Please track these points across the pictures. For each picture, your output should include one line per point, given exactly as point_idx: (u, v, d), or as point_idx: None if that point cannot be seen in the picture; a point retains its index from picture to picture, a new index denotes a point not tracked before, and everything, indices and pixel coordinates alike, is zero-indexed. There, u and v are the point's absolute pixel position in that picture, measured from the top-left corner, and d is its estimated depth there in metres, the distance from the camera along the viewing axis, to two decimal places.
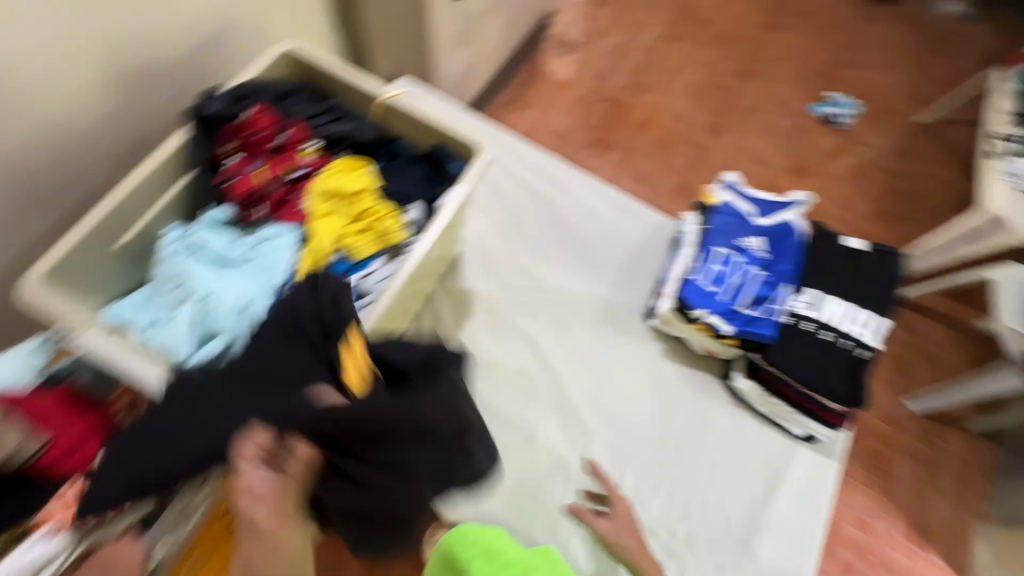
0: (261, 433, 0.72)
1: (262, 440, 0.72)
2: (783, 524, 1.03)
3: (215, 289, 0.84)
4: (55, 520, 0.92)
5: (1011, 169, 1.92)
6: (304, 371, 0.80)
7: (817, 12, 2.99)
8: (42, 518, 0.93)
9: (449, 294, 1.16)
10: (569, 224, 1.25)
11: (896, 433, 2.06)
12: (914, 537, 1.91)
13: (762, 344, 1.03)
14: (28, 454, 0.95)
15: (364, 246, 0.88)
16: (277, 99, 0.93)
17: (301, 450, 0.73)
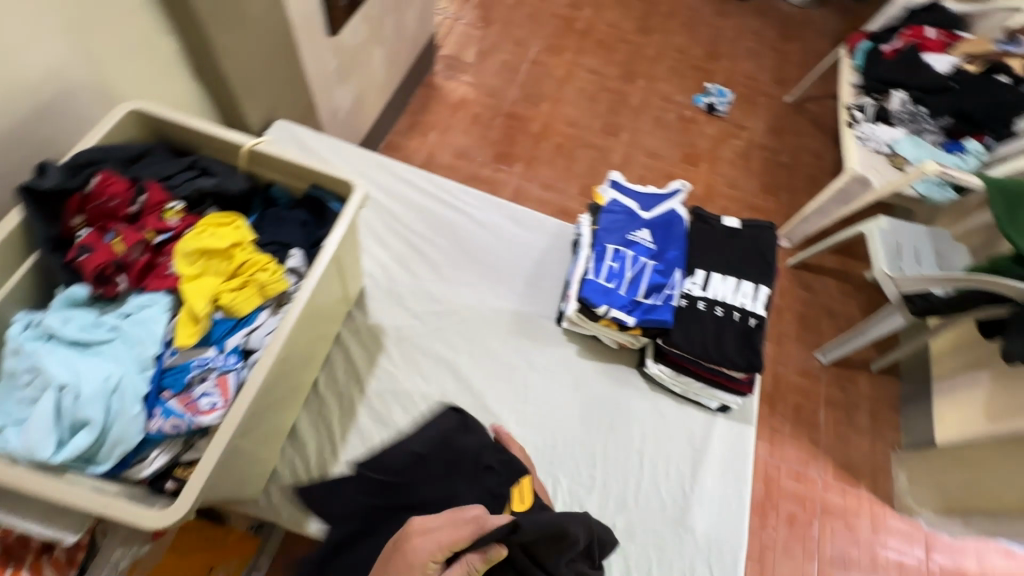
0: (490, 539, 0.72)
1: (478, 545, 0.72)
2: (712, 495, 1.09)
3: (84, 375, 0.70)
4: None
5: (863, 134, 2.16)
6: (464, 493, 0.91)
7: (683, 13, 3.24)
8: None
9: (358, 333, 1.14)
10: (463, 242, 1.28)
11: (812, 385, 2.23)
12: (843, 477, 2.07)
13: (665, 329, 1.08)
14: None
15: (245, 302, 0.80)
16: (127, 161, 0.87)
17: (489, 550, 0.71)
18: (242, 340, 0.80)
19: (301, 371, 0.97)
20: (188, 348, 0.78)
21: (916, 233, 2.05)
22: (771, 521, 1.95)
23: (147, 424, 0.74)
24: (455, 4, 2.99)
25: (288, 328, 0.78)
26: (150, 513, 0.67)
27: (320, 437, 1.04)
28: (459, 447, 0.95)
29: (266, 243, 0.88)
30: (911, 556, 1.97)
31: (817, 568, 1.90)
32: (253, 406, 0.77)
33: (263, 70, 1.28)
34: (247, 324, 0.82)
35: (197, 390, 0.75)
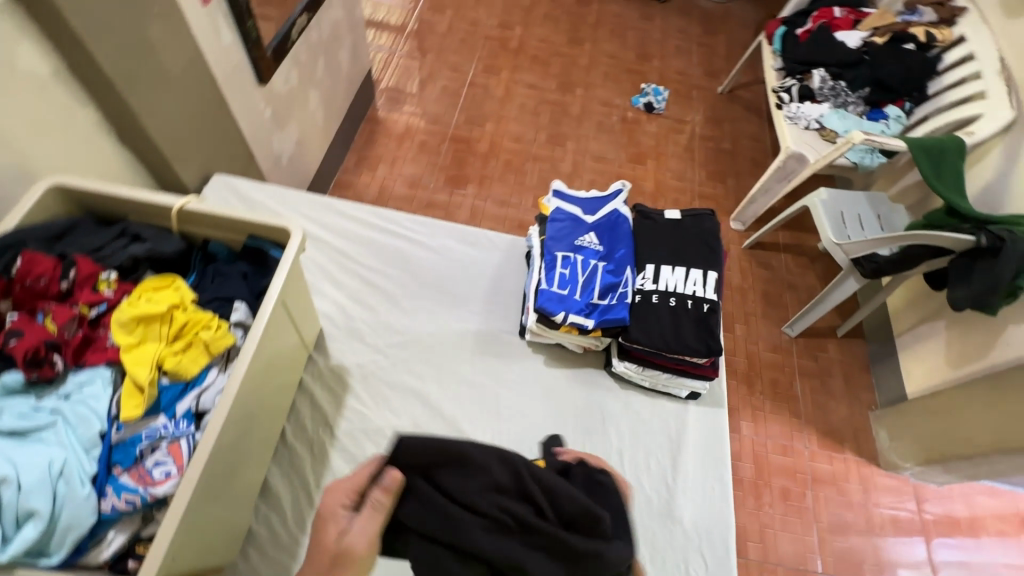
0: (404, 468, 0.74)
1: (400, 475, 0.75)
2: (695, 482, 1.09)
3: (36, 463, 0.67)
4: None
5: (792, 114, 2.26)
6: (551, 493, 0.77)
7: (610, 21, 3.36)
8: None
9: (322, 376, 1.13)
10: (415, 270, 1.28)
11: (785, 359, 2.28)
12: (828, 443, 2.11)
13: (623, 326, 1.11)
14: None
15: (190, 363, 0.79)
16: (54, 237, 0.86)
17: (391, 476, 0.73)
18: (192, 403, 0.79)
19: (265, 424, 0.95)
20: (136, 419, 0.76)
21: (856, 200, 2.15)
22: (766, 499, 1.97)
23: (101, 504, 0.71)
24: (388, 38, 3.03)
25: (237, 382, 0.77)
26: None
27: (294, 489, 1.01)
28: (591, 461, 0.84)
29: (207, 300, 0.87)
30: (904, 511, 2.01)
31: (817, 538, 1.92)
32: (211, 469, 0.76)
33: (193, 128, 1.27)
34: (195, 385, 0.80)
35: (150, 461, 0.73)
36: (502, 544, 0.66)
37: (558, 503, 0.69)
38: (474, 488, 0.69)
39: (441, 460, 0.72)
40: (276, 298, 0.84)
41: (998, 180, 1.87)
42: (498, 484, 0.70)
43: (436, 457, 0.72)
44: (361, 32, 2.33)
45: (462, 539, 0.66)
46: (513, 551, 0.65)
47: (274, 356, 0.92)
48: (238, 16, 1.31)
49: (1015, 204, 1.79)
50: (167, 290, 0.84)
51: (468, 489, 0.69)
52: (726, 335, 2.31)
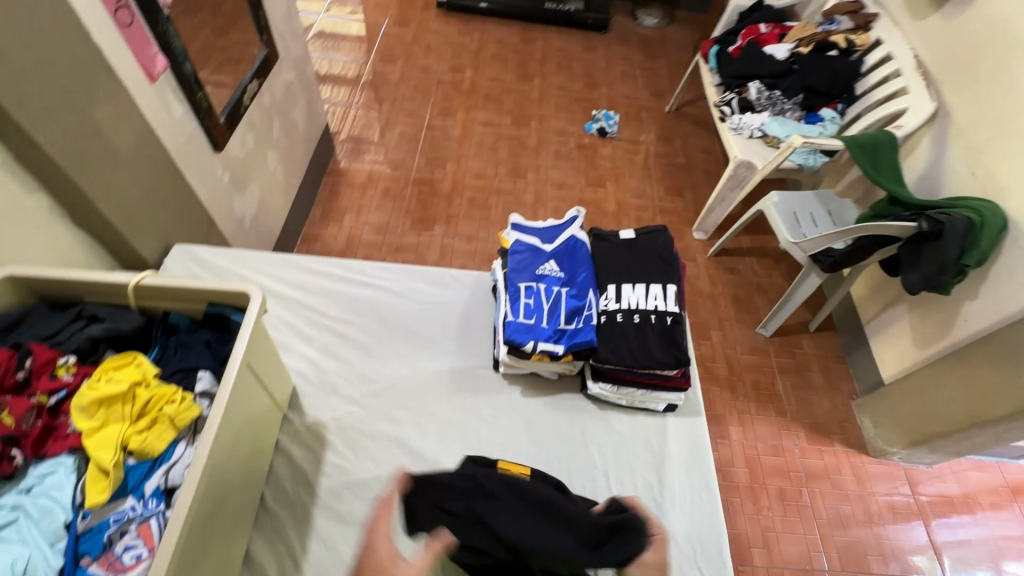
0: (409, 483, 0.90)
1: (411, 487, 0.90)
2: (684, 496, 1.10)
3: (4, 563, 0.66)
4: None
5: (735, 125, 2.38)
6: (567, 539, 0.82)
7: (555, 55, 3.51)
8: None
9: (298, 435, 1.11)
10: (382, 316, 1.29)
11: (763, 359, 2.33)
12: (816, 438, 2.14)
13: (592, 348, 1.13)
14: None
15: (155, 440, 0.78)
16: (7, 328, 0.84)
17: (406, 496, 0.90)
18: (160, 481, 0.77)
19: (243, 493, 0.93)
20: (102, 504, 0.74)
21: (807, 199, 2.24)
22: (764, 502, 1.97)
23: None
24: (343, 92, 3.11)
25: (205, 453, 0.76)
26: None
27: (278, 557, 0.98)
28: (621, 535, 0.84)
29: (170, 373, 0.86)
30: (899, 496, 2.03)
31: (819, 535, 1.92)
32: (185, 547, 0.74)
33: (147, 202, 1.28)
34: (163, 462, 0.79)
35: (119, 546, 0.72)
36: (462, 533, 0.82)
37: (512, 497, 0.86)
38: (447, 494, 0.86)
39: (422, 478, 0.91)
40: (240, 362, 0.84)
41: (931, 167, 1.98)
42: (465, 488, 0.87)
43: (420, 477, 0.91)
44: (314, 90, 2.39)
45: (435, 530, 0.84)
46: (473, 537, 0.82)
47: (246, 422, 0.91)
48: (187, 89, 1.34)
49: (950, 187, 1.89)
50: (128, 368, 0.83)
51: (444, 499, 0.87)
52: (703, 343, 2.34)
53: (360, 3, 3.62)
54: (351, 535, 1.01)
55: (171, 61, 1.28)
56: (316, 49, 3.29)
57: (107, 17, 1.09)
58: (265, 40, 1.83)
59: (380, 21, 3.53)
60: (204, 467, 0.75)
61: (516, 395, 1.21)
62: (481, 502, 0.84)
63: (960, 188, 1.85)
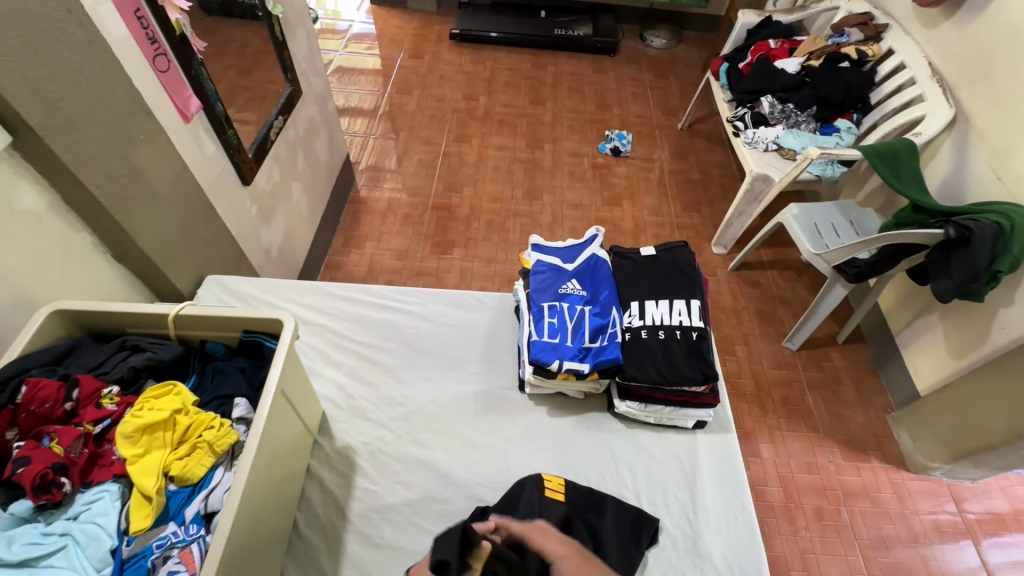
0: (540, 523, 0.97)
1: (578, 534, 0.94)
2: (719, 517, 1.07)
3: None
4: None
5: (749, 139, 2.38)
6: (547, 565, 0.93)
7: (566, 78, 3.58)
8: None
9: (329, 460, 1.12)
10: (408, 339, 1.31)
11: (791, 373, 2.28)
12: (852, 454, 2.07)
13: (618, 366, 1.13)
14: None
15: (196, 466, 0.80)
16: (55, 360, 0.88)
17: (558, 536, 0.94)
18: (201, 506, 0.79)
19: (277, 518, 0.94)
20: (146, 529, 0.76)
21: (827, 210, 2.22)
22: (801, 523, 1.90)
23: None
24: (362, 123, 3.21)
25: (243, 480, 0.78)
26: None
27: None
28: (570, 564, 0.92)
29: (208, 399, 0.89)
30: (945, 514, 1.94)
31: (862, 557, 1.84)
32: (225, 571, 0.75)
33: (181, 235, 1.33)
34: (203, 487, 0.81)
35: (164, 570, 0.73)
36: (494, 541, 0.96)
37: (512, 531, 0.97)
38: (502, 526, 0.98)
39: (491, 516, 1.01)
40: (275, 388, 0.86)
41: (954, 173, 1.95)
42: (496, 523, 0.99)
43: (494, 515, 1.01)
44: (335, 123, 2.48)
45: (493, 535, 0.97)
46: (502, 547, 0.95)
47: (279, 446, 0.93)
48: (218, 127, 1.41)
49: (975, 193, 1.86)
50: (167, 396, 0.86)
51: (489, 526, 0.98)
52: (728, 358, 2.31)
53: (376, 38, 3.77)
54: (383, 560, 1.01)
55: (204, 103, 1.35)
56: (335, 84, 3.42)
57: (145, 63, 1.16)
58: (289, 79, 1.92)
59: (395, 55, 3.66)
60: (241, 493, 0.76)
61: (542, 415, 1.21)
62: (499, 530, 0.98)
63: (986, 192, 1.82)
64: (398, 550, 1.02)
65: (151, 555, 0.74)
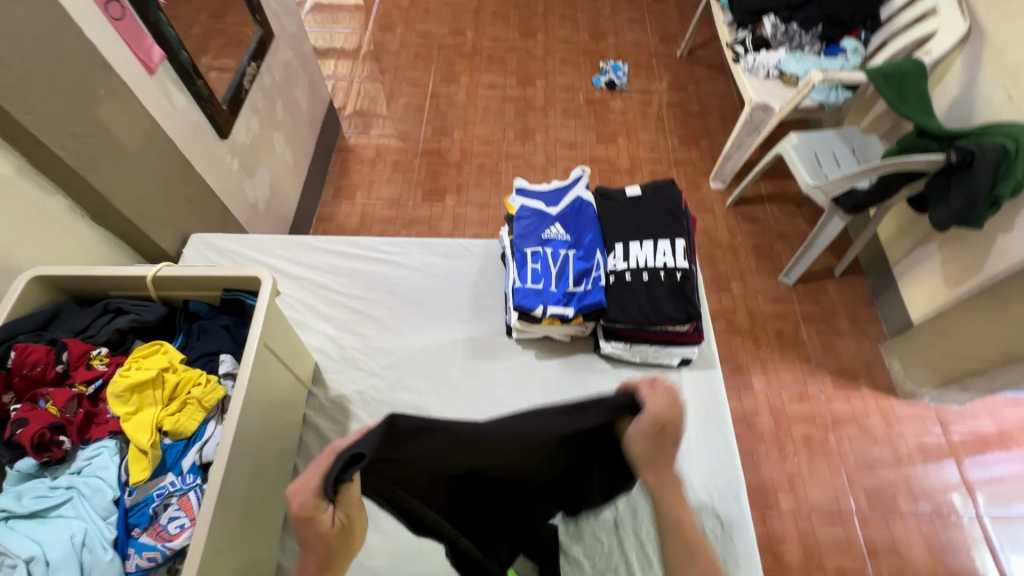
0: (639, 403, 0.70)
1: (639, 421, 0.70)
2: (701, 448, 1.12)
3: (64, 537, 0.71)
4: None
5: (749, 66, 2.24)
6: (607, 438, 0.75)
7: (558, 6, 3.36)
8: None
9: (324, 408, 1.16)
10: (394, 290, 1.32)
11: (786, 307, 2.29)
12: (843, 383, 2.11)
13: (602, 309, 1.14)
14: None
15: (188, 420, 0.83)
16: (41, 326, 0.89)
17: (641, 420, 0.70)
18: (196, 457, 0.82)
19: (277, 464, 0.99)
20: (146, 480, 0.79)
21: (827, 138, 2.14)
22: (790, 448, 1.98)
23: (126, 565, 0.74)
24: (345, 66, 3.07)
25: (235, 431, 0.81)
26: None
27: None
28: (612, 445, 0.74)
29: (195, 357, 0.91)
30: (931, 436, 2.00)
31: (847, 477, 1.93)
32: (224, 513, 0.79)
33: (161, 193, 1.32)
34: (197, 440, 0.84)
35: (165, 517, 0.77)
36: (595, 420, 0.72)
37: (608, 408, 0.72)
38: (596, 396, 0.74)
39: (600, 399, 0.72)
40: (259, 344, 0.88)
41: (964, 94, 1.85)
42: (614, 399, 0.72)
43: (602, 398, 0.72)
44: (314, 67, 2.37)
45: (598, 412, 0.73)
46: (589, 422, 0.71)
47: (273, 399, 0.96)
48: (186, 78, 1.35)
49: (984, 114, 1.77)
50: (155, 356, 0.88)
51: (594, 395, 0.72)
52: (724, 295, 2.31)
53: None
54: None
55: (167, 52, 1.29)
56: (314, 23, 3.23)
57: (97, 11, 1.09)
58: (258, 20, 1.81)
59: None
60: (229, 442, 0.80)
61: (530, 359, 1.23)
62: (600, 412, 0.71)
63: (995, 113, 1.73)
64: None
65: (152, 503, 0.77)
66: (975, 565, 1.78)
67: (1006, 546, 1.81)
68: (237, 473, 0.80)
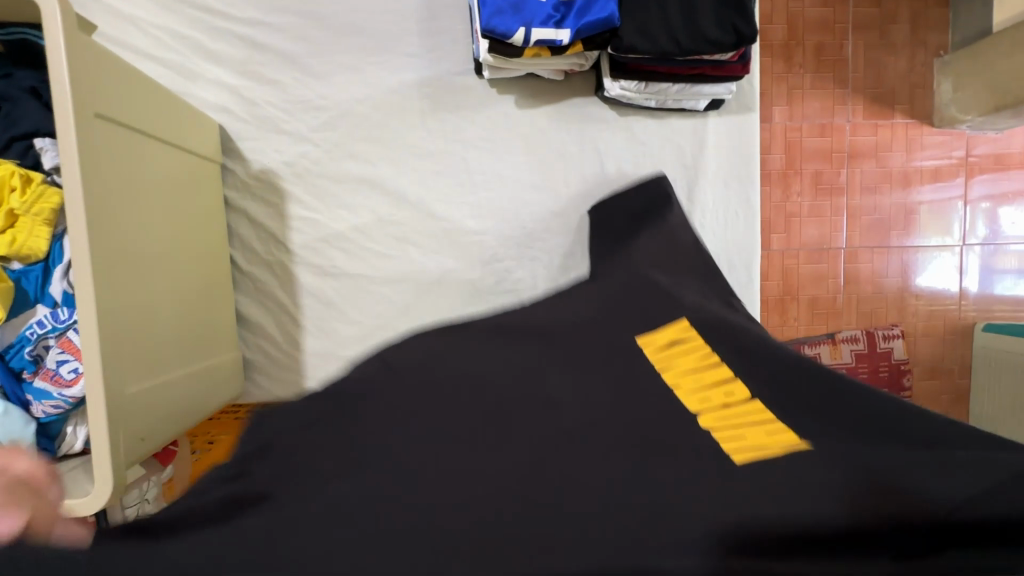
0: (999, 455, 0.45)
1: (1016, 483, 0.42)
2: (717, 213, 0.96)
3: None
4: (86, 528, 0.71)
5: None
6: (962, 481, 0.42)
7: None
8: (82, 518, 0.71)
9: (250, 189, 0.92)
10: (305, 6, 0.90)
11: (838, 7, 1.65)
12: (876, 109, 1.69)
13: (613, 30, 0.78)
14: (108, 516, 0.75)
15: (27, 239, 0.61)
16: None
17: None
18: (67, 284, 0.63)
19: (197, 268, 0.81)
20: (7, 318, 0.61)
21: None
22: (795, 188, 1.69)
23: (32, 412, 0.62)
24: None
25: (92, 247, 0.57)
26: (75, 500, 0.57)
27: (273, 313, 0.94)
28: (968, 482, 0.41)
29: (5, 145, 0.64)
30: (949, 161, 1.70)
31: (845, 214, 1.70)
32: (125, 350, 0.63)
33: None
34: (55, 262, 0.63)
35: (50, 360, 0.62)
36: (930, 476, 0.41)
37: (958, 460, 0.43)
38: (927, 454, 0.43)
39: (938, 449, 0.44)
40: (79, 111, 0.57)
41: None
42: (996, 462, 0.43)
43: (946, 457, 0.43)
44: None
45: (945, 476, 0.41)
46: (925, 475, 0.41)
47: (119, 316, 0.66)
48: None
49: None
50: None
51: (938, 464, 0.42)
52: None
53: None
54: (349, 285, 0.94)
55: None
56: None
57: None
58: None
59: None
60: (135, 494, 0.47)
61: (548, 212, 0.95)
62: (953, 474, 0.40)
63: None
64: (356, 277, 0.94)
65: (26, 347, 0.61)
66: (934, 288, 1.72)
67: (971, 265, 1.72)
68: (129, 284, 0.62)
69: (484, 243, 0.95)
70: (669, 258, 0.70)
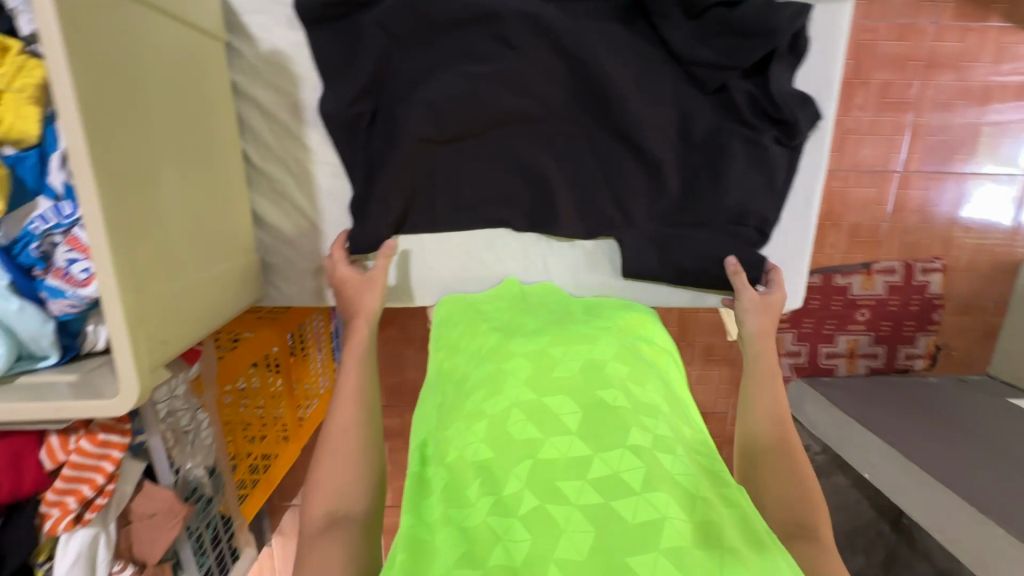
0: (758, 151, 0.88)
1: (746, 131, 0.87)
2: None
3: None
4: (109, 437, 0.70)
5: None
6: (740, 160, 0.88)
7: None
8: (104, 428, 0.70)
9: (259, 73, 0.83)
10: None
11: None
12: (969, 7, 1.44)
13: None
14: (135, 416, 0.75)
15: (13, 119, 0.55)
16: None
17: (753, 143, 0.87)
18: (66, 175, 0.59)
19: (203, 168, 0.74)
20: (7, 212, 0.58)
21: None
22: (858, 101, 1.49)
23: (50, 311, 0.60)
24: None
25: (89, 135, 0.52)
26: (99, 403, 0.56)
27: (290, 215, 0.89)
28: (726, 148, 0.87)
29: None
30: None
31: (909, 133, 1.51)
32: (137, 243, 0.59)
33: None
34: (51, 147, 0.58)
35: (60, 258, 0.59)
36: (721, 141, 0.87)
37: (736, 165, 0.88)
38: (719, 163, 0.88)
39: (722, 153, 0.87)
40: None
41: None
42: (752, 145, 0.88)
43: (722, 152, 0.87)
44: None
45: (728, 156, 0.87)
46: (722, 146, 0.87)
47: (147, 168, 0.62)
48: None
49: None
50: None
51: (726, 144, 0.87)
52: None
53: None
54: None
55: None
56: None
57: None
58: None
59: None
60: (330, 142, 0.86)
61: (633, 107, 0.85)
62: (725, 146, 0.87)
63: None
64: None
65: (32, 244, 0.58)
66: (985, 221, 1.57)
67: None
68: (116, 186, 0.56)
69: (518, 137, 0.86)
70: (664, 135, 0.87)
